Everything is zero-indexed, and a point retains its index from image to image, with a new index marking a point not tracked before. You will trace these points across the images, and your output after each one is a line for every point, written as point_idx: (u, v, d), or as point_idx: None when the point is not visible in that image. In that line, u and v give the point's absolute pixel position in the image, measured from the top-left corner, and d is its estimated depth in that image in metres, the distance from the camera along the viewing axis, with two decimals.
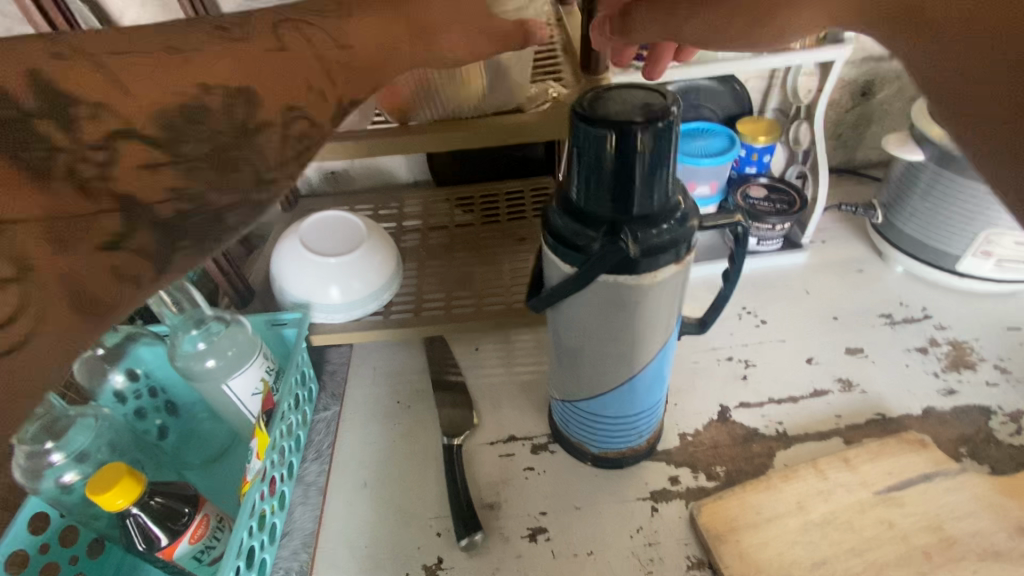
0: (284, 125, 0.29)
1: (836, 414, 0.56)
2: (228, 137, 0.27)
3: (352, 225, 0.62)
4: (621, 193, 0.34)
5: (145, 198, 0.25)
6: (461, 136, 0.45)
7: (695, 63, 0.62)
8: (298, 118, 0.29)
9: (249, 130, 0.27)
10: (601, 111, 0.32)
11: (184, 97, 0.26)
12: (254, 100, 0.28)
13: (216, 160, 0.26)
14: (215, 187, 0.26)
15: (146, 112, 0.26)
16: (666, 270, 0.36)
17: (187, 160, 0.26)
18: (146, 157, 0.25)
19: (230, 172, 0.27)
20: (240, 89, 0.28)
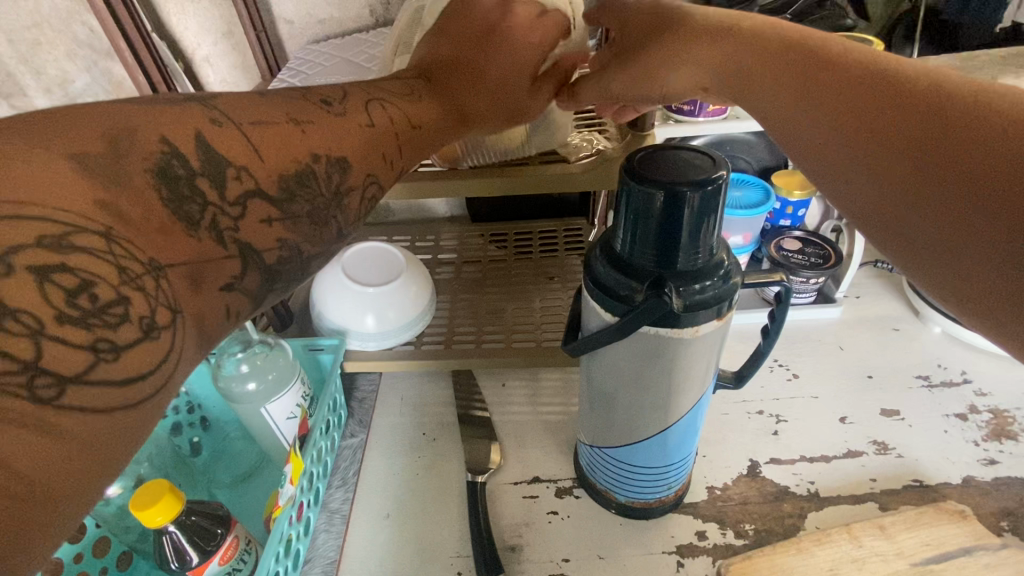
0: (354, 191, 0.35)
1: (870, 478, 0.54)
2: (324, 200, 0.33)
3: (392, 257, 0.64)
4: (664, 250, 0.35)
5: (260, 245, 0.30)
6: (507, 182, 0.47)
7: (732, 119, 0.63)
8: (373, 185, 0.37)
9: (338, 194, 0.34)
10: (651, 171, 0.34)
11: (303, 164, 0.32)
12: (343, 173, 0.35)
13: (311, 220, 0.33)
14: (307, 241, 0.33)
15: (279, 173, 0.31)
16: (705, 326, 0.37)
17: (292, 217, 0.32)
18: (266, 213, 0.31)
19: (322, 226, 0.34)
20: (336, 160, 0.34)
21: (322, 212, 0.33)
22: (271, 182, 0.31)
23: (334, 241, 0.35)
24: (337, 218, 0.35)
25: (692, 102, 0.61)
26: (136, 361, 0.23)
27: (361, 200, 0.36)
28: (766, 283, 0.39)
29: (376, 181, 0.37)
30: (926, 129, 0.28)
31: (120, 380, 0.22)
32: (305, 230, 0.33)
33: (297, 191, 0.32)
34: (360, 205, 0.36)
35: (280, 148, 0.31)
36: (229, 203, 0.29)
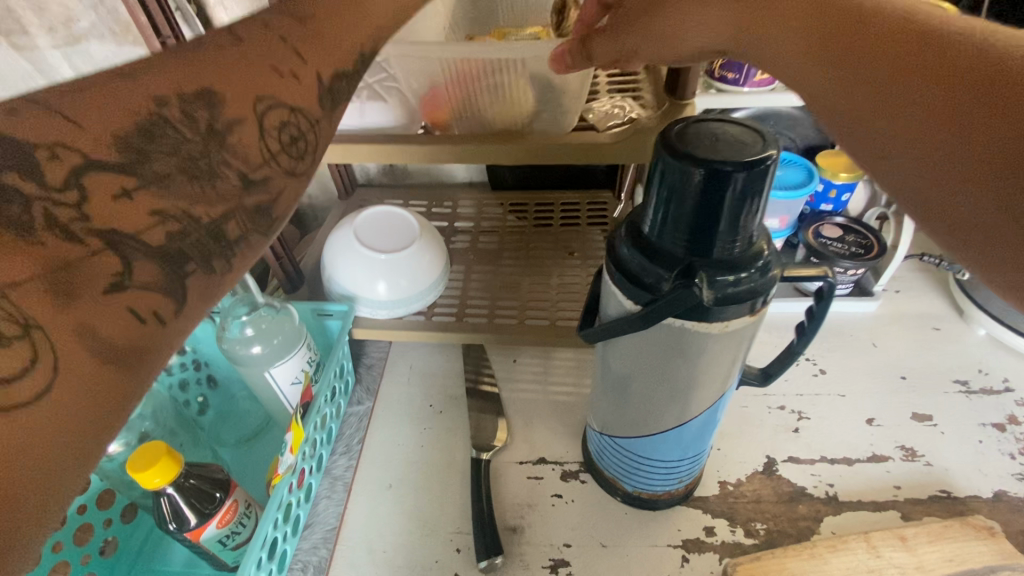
0: (265, 137, 0.29)
1: (894, 485, 0.51)
2: (196, 146, 0.26)
3: (405, 223, 0.62)
4: (699, 235, 0.31)
5: (131, 227, 0.23)
6: (524, 150, 0.42)
7: (779, 91, 0.57)
8: (289, 126, 0.31)
9: (220, 141, 0.27)
10: (691, 145, 0.30)
11: (146, 116, 0.25)
12: (217, 113, 0.27)
13: (190, 176, 0.26)
14: (200, 201, 0.26)
15: (114, 134, 0.24)
16: (738, 321, 0.33)
17: (162, 177, 0.25)
18: (119, 184, 0.23)
19: (209, 179, 0.26)
20: (199, 100, 0.27)
21: (193, 162, 0.26)
22: (110, 150, 0.24)
23: (241, 190, 0.27)
24: (232, 171, 0.27)
25: (738, 69, 0.56)
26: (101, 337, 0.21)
27: (275, 146, 0.30)
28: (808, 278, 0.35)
29: (286, 108, 0.31)
30: (974, 80, 0.22)
31: (84, 357, 0.20)
32: (184, 189, 0.25)
33: (150, 149, 0.25)
34: (279, 143, 0.30)
35: (114, 116, 0.24)
36: (60, 189, 0.22)
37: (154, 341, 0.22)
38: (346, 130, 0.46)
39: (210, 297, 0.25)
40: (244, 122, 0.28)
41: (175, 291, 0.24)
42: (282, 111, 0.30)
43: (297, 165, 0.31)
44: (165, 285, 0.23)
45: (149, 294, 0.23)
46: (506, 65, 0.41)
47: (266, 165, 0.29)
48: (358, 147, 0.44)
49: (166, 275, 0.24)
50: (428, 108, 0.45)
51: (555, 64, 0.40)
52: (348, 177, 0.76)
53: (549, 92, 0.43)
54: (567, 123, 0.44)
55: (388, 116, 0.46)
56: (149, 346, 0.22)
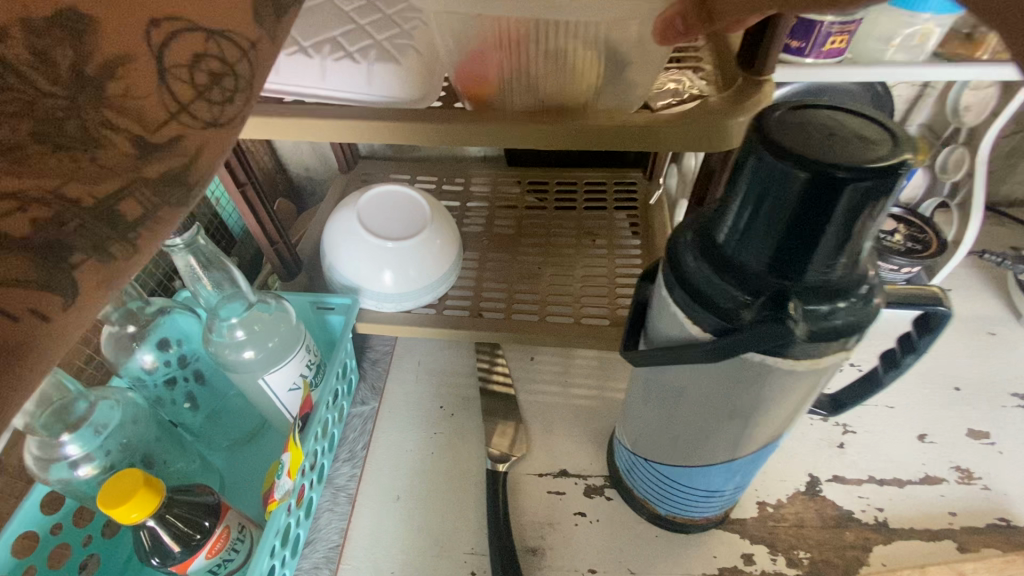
0: (167, 81, 0.23)
1: (949, 512, 0.47)
2: (59, 102, 0.20)
3: (414, 205, 0.55)
4: (794, 254, 0.25)
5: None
6: (575, 133, 0.34)
7: (851, 62, 0.50)
8: (206, 60, 0.24)
9: (95, 91, 0.21)
10: (797, 140, 0.24)
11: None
12: (86, 53, 0.21)
13: (52, 146, 0.19)
14: (79, 177, 0.19)
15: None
16: (830, 357, 0.28)
17: (11, 147, 0.19)
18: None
19: (89, 147, 0.20)
20: (60, 34, 0.20)
21: (53, 124, 0.19)
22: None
23: (136, 159, 0.21)
24: (122, 136, 0.21)
25: (805, 37, 0.48)
26: None
27: (186, 94, 0.23)
28: (921, 308, 0.28)
29: (197, 32, 0.24)
30: None
31: None
32: (54, 162, 0.19)
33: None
34: (193, 87, 0.23)
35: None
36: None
37: (33, 338, 0.17)
38: (348, 100, 0.37)
39: (115, 280, 0.20)
40: (131, 62, 0.22)
41: (60, 284, 0.18)
42: (195, 39, 0.23)
43: (221, 113, 0.24)
44: (40, 277, 0.18)
45: (23, 289, 0.17)
46: (572, 28, 0.32)
47: (173, 122, 0.22)
48: (363, 121, 0.36)
49: (40, 268, 0.18)
50: (468, 80, 0.36)
51: (659, 34, 0.31)
52: (350, 149, 0.69)
53: (617, 64, 0.34)
54: (631, 101, 0.36)
55: (397, 85, 0.37)
56: (27, 344, 0.17)
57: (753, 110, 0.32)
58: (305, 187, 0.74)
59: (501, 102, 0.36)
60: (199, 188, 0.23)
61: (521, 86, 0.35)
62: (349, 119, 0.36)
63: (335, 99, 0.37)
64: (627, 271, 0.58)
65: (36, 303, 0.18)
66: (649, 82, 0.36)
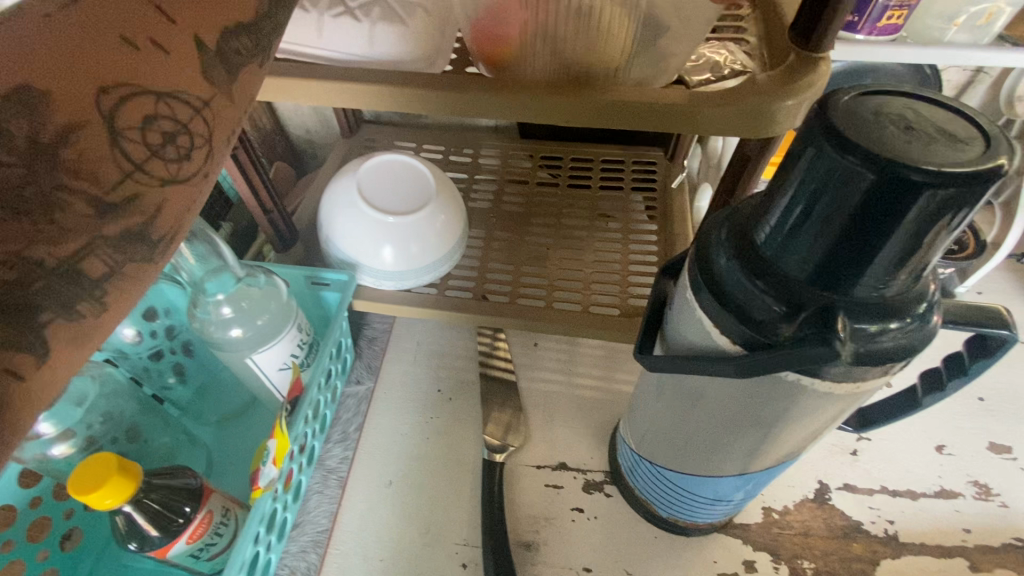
0: (122, 142, 0.18)
1: (963, 528, 0.45)
2: (13, 171, 0.16)
3: (419, 176, 0.51)
4: (847, 266, 0.22)
5: None
6: (598, 105, 0.30)
7: (905, 42, 0.46)
8: (159, 120, 0.19)
9: (48, 161, 0.17)
10: (864, 132, 0.20)
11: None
12: (42, 120, 0.16)
13: (11, 212, 0.16)
14: (41, 239, 0.16)
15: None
16: (872, 379, 0.25)
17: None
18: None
19: (44, 212, 0.16)
20: (10, 102, 0.16)
21: (7, 193, 0.16)
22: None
23: (98, 221, 0.17)
24: (78, 199, 0.17)
25: (859, 9, 0.44)
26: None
27: (141, 152, 0.19)
28: (980, 331, 0.26)
29: (149, 94, 0.19)
30: None
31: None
32: (11, 228, 0.16)
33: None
34: (147, 145, 0.19)
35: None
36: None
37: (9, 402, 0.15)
38: (348, 62, 0.33)
39: (89, 340, 0.17)
40: (88, 126, 0.17)
41: (30, 342, 0.16)
42: (145, 99, 0.19)
43: (180, 170, 0.20)
44: (12, 334, 0.15)
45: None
46: None
47: (131, 182, 0.18)
48: (362, 84, 0.32)
49: (10, 326, 0.15)
50: (486, 41, 0.32)
51: None
52: (354, 113, 0.65)
53: (653, 28, 0.31)
54: (660, 74, 0.32)
55: (402, 46, 0.33)
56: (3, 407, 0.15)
57: (803, 92, 0.28)
58: (305, 151, 0.71)
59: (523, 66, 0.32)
60: (165, 243, 0.20)
61: (545, 50, 0.31)
62: (346, 80, 0.32)
63: (332, 60, 0.33)
64: (641, 258, 0.55)
65: (12, 362, 0.15)
66: (682, 53, 0.32)
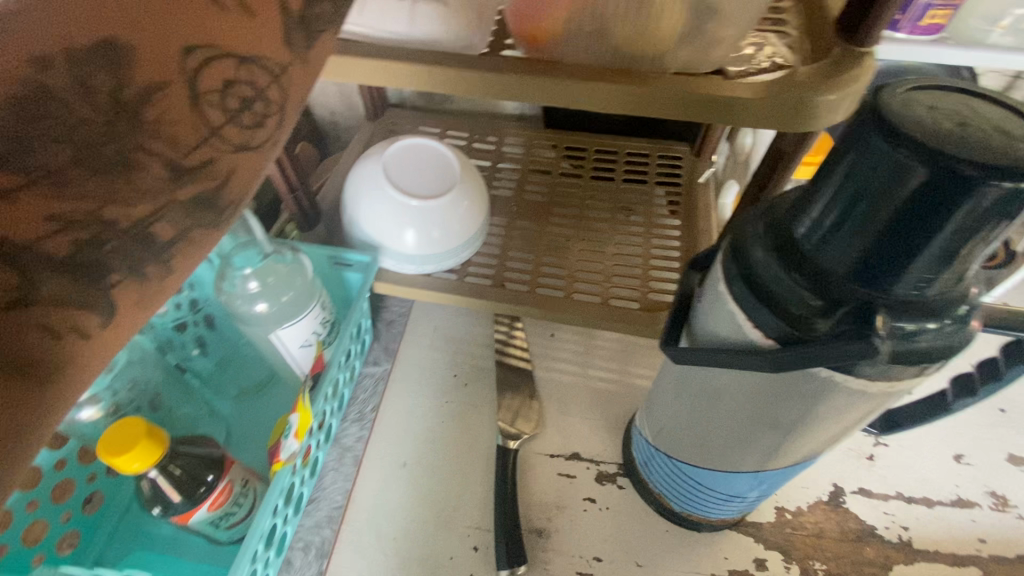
0: (201, 107, 0.20)
1: (978, 538, 0.45)
2: (97, 129, 0.18)
3: (444, 161, 0.51)
4: (890, 263, 0.22)
5: (23, 237, 0.16)
6: (634, 93, 0.30)
7: (948, 43, 0.45)
8: (238, 85, 0.21)
9: (132, 117, 0.18)
10: (918, 126, 0.20)
11: (15, 87, 0.16)
12: (126, 81, 0.18)
13: (92, 170, 0.17)
14: (115, 200, 0.18)
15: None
16: (906, 380, 0.25)
17: (52, 173, 0.17)
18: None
19: (124, 176, 0.18)
20: (98, 59, 0.18)
21: (92, 150, 0.17)
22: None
23: (170, 183, 0.19)
24: (157, 159, 0.19)
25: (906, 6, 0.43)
26: (57, 377, 0.17)
27: (218, 117, 0.21)
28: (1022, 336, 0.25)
29: (231, 58, 0.21)
30: None
31: (41, 403, 0.16)
32: (93, 186, 0.17)
33: (33, 135, 0.16)
34: (224, 110, 0.21)
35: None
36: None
37: (74, 358, 0.17)
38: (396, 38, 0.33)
39: (149, 304, 0.19)
40: (168, 88, 0.19)
41: (99, 303, 0.18)
42: (226, 64, 0.21)
43: (253, 137, 0.22)
44: (83, 296, 0.17)
45: (66, 306, 0.17)
46: None
47: (206, 147, 0.20)
48: (399, 63, 0.32)
49: (80, 286, 0.17)
50: (524, 22, 0.32)
51: None
52: (380, 96, 0.65)
53: (704, 9, 0.30)
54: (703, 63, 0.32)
55: (439, 27, 0.33)
56: (68, 362, 0.17)
57: (847, 86, 0.28)
58: (329, 132, 0.71)
59: (561, 43, 0.32)
60: (229, 210, 0.22)
61: (590, 31, 0.31)
62: (382, 58, 0.32)
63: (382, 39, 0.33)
64: (663, 252, 0.55)
65: (77, 322, 0.17)
66: (724, 43, 0.31)
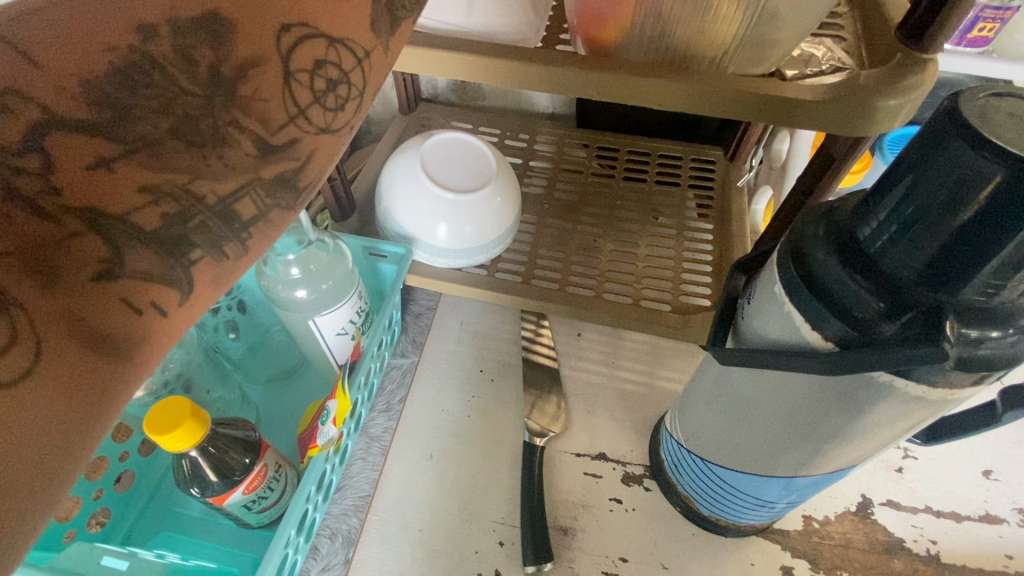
0: (292, 85, 0.21)
1: (1006, 554, 0.44)
2: (196, 101, 0.19)
3: (481, 156, 0.52)
4: (958, 270, 0.22)
5: (117, 209, 0.17)
6: (693, 90, 0.30)
7: (993, 56, 0.45)
8: (324, 68, 0.22)
9: (226, 92, 0.19)
10: (999, 130, 0.20)
11: (129, 55, 0.18)
12: (224, 55, 0.19)
13: (187, 142, 0.18)
14: (205, 175, 0.19)
15: (82, 78, 0.17)
16: (963, 388, 0.25)
17: (150, 143, 0.18)
18: (93, 150, 0.17)
19: (216, 149, 0.19)
20: (201, 33, 0.19)
21: (187, 122, 0.18)
22: (78, 103, 0.17)
23: (258, 160, 0.20)
24: (246, 136, 0.20)
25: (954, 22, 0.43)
26: (137, 356, 0.17)
27: (303, 100, 0.21)
28: None
29: (319, 41, 0.22)
30: None
31: (125, 377, 0.16)
32: (184, 159, 0.18)
33: (136, 105, 0.18)
34: (310, 93, 0.22)
35: (86, 52, 0.17)
36: (15, 152, 0.16)
37: (154, 334, 0.17)
38: (457, 25, 0.34)
39: (224, 282, 0.19)
40: (263, 66, 0.20)
41: (178, 278, 0.18)
42: (316, 47, 0.22)
43: (332, 122, 0.23)
44: (165, 271, 0.18)
45: (149, 281, 0.17)
46: None
47: (291, 127, 0.21)
48: (457, 53, 0.32)
49: (164, 262, 0.18)
50: (590, 21, 0.33)
51: None
52: (414, 91, 0.65)
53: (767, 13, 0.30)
54: (758, 64, 0.32)
55: (497, 21, 0.34)
56: (148, 338, 0.17)
57: (908, 91, 0.27)
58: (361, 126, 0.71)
59: (624, 47, 0.33)
60: (306, 192, 0.22)
61: (651, 39, 0.32)
62: (442, 48, 0.32)
63: (453, 28, 0.34)
64: (694, 256, 0.55)
65: (158, 298, 0.17)
66: (784, 48, 0.32)
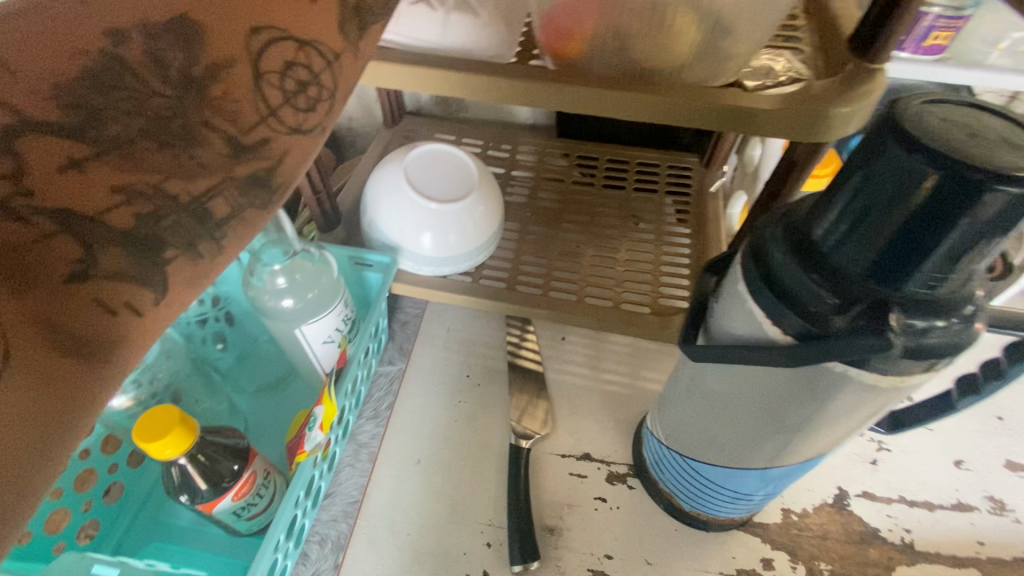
0: (261, 85, 0.23)
1: (977, 540, 0.46)
2: (166, 102, 0.20)
3: (463, 166, 0.53)
4: (902, 265, 0.23)
5: (88, 208, 0.18)
6: (656, 100, 0.32)
7: (949, 63, 0.47)
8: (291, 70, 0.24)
9: (198, 92, 0.21)
10: (932, 134, 0.22)
11: (102, 59, 0.20)
12: (193, 57, 0.21)
13: (159, 143, 0.20)
14: (178, 173, 0.20)
15: (54, 83, 0.19)
16: (915, 376, 0.26)
17: (120, 143, 0.19)
18: (66, 153, 0.18)
19: (187, 147, 0.20)
20: (171, 41, 0.21)
21: (160, 123, 0.20)
22: (54, 108, 0.18)
23: (230, 159, 0.21)
24: (218, 135, 0.21)
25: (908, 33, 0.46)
26: (112, 356, 0.17)
27: (272, 99, 0.23)
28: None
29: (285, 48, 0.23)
30: None
31: (98, 376, 0.17)
32: (159, 158, 0.20)
33: (109, 107, 0.19)
34: (280, 94, 0.23)
35: (57, 58, 0.19)
36: None
37: (126, 336, 0.18)
38: (427, 45, 0.35)
39: (196, 282, 0.20)
40: (231, 67, 0.22)
41: (152, 278, 0.19)
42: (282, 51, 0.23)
43: (303, 121, 0.24)
44: (138, 271, 0.18)
45: (123, 282, 0.18)
46: None
47: (263, 124, 0.23)
48: (432, 68, 0.34)
49: (137, 262, 0.18)
50: (557, 36, 0.34)
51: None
52: (398, 104, 0.66)
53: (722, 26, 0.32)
54: (718, 74, 0.34)
55: (473, 36, 0.36)
56: (120, 340, 0.18)
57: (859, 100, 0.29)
58: (348, 141, 0.73)
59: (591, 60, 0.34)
60: (280, 190, 0.23)
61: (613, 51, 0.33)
62: (417, 62, 0.34)
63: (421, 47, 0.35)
64: (673, 259, 0.56)
65: (132, 298, 0.18)
66: (743, 58, 0.34)
